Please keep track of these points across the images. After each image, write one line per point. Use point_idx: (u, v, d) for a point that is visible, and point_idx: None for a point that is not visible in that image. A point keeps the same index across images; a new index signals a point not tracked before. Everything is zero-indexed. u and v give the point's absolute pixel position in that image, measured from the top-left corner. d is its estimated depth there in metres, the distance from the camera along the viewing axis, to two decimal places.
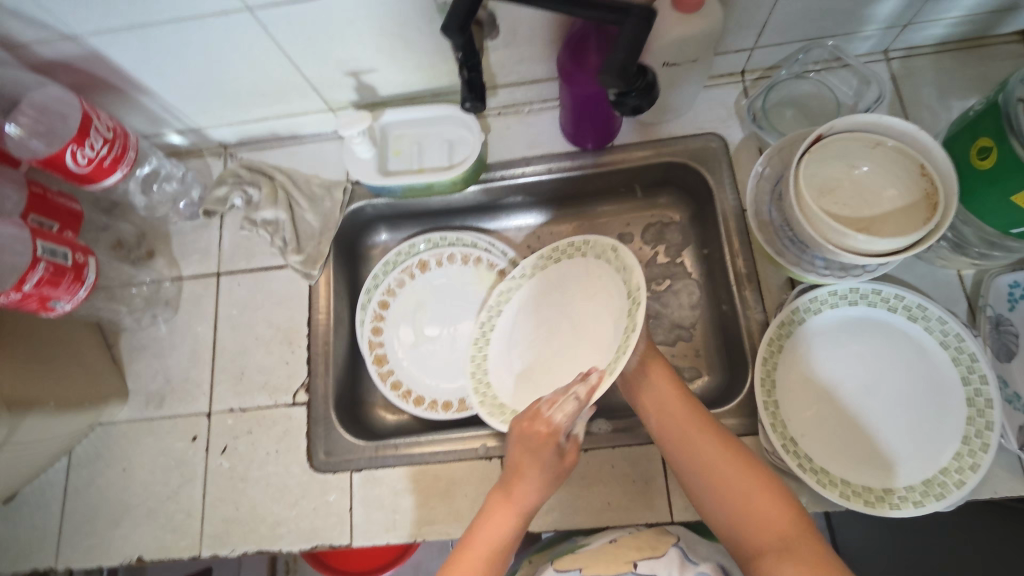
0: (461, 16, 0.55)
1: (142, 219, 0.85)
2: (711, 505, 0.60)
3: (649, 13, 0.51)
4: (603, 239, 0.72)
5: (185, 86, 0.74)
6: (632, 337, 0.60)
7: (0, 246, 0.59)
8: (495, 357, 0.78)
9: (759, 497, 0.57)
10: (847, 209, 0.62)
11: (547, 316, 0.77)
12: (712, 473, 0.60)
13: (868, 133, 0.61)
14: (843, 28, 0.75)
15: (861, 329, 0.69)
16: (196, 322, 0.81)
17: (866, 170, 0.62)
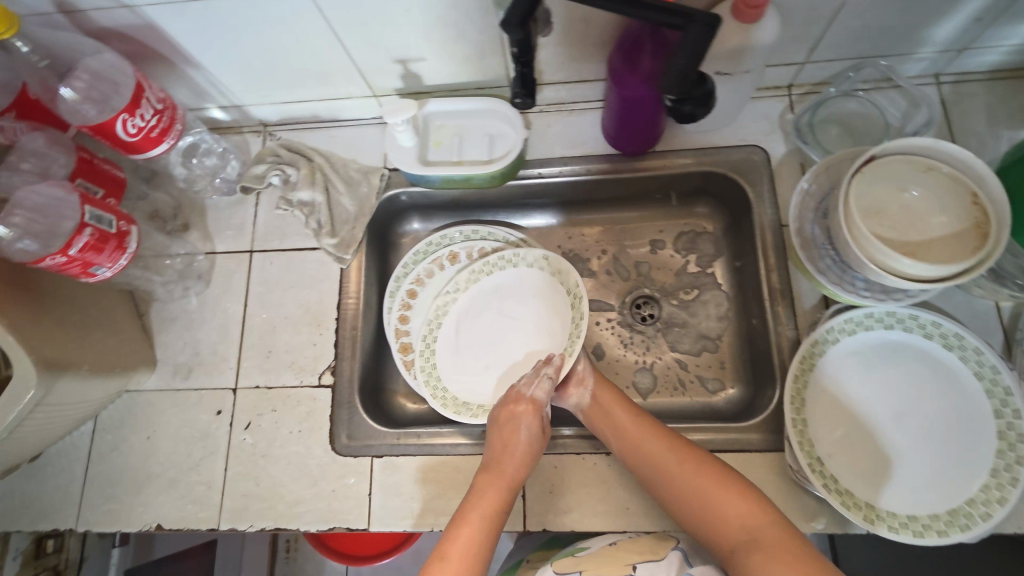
0: (522, 13, 0.55)
1: (179, 191, 0.86)
2: (684, 509, 0.63)
3: (713, 19, 0.50)
4: (533, 251, 0.84)
5: (235, 62, 0.74)
6: (583, 323, 0.77)
7: (51, 209, 0.60)
8: (444, 366, 0.82)
9: (734, 494, 0.60)
10: (893, 232, 0.62)
11: (492, 321, 0.84)
12: (686, 477, 0.63)
13: (920, 156, 0.60)
14: (897, 48, 0.74)
15: (895, 353, 0.68)
16: (226, 297, 0.82)
17: (916, 194, 0.62)
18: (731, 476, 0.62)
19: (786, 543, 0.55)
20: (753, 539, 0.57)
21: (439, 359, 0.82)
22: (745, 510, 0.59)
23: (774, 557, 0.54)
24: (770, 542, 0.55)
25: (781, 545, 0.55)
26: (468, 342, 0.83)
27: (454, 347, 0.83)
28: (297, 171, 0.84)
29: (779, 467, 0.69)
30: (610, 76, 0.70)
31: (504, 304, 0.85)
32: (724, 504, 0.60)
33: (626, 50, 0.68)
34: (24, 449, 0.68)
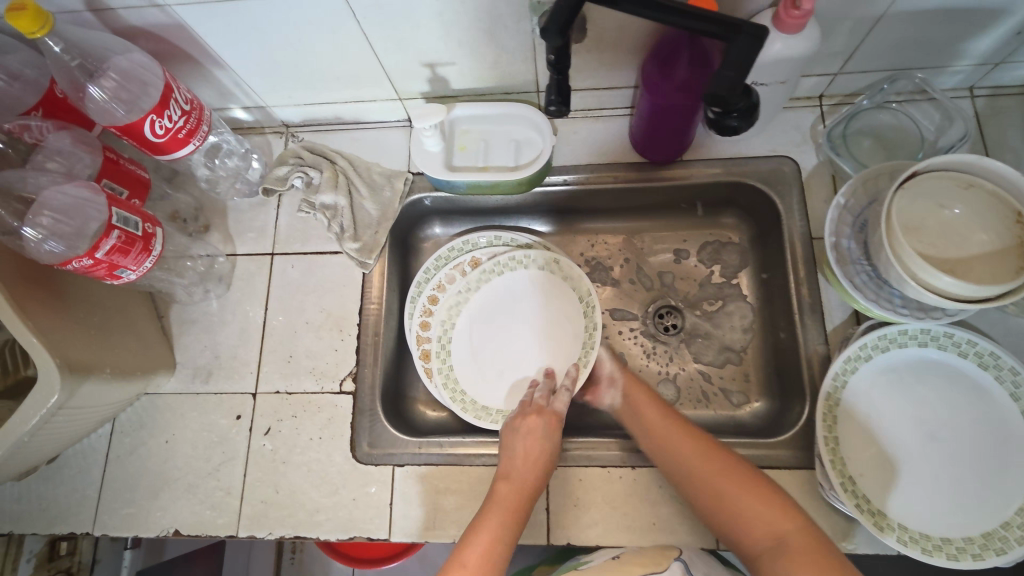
0: (562, 20, 0.54)
1: (200, 192, 0.85)
2: (707, 510, 0.62)
3: (761, 29, 0.49)
4: (544, 252, 0.85)
5: (261, 63, 0.73)
6: (597, 334, 0.78)
7: (76, 208, 0.59)
8: (459, 369, 0.83)
9: (760, 498, 0.59)
10: (934, 249, 0.61)
11: (501, 323, 0.85)
12: (711, 477, 0.62)
13: (962, 173, 0.59)
14: (934, 61, 0.73)
15: (928, 371, 0.67)
16: (247, 300, 0.81)
17: (957, 212, 0.60)
18: (757, 478, 0.61)
19: (814, 550, 0.54)
20: (781, 545, 0.56)
21: (454, 362, 0.83)
22: (770, 515, 0.58)
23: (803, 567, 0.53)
24: (798, 549, 0.55)
25: (810, 554, 0.54)
26: (481, 344, 0.84)
27: (467, 349, 0.84)
28: (321, 173, 0.83)
29: (809, 485, 0.68)
30: (644, 84, 0.69)
31: (512, 308, 0.86)
32: (749, 508, 0.59)
33: (662, 59, 0.66)
34: (44, 451, 0.67)
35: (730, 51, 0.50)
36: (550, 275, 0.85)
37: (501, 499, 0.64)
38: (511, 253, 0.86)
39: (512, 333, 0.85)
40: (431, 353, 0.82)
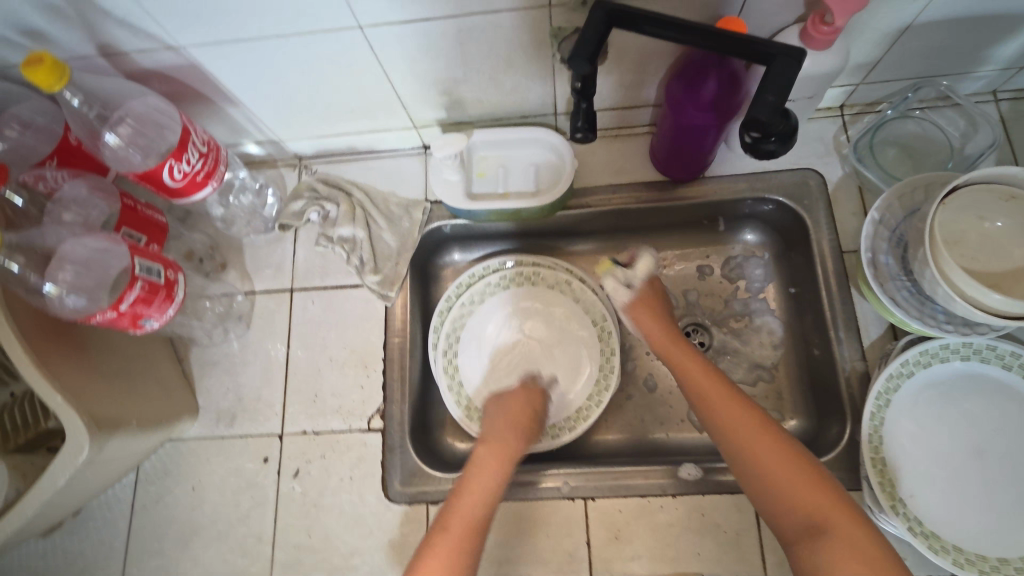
0: (593, 46, 0.53)
1: (215, 230, 0.83)
2: (745, 478, 0.60)
3: (796, 50, 0.48)
4: (557, 270, 0.84)
5: (276, 98, 0.72)
6: (615, 358, 0.79)
7: (97, 260, 0.57)
8: (471, 384, 0.81)
9: (806, 477, 0.57)
10: (975, 263, 0.60)
11: (508, 338, 0.83)
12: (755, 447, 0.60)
13: (1004, 185, 0.58)
14: (958, 68, 0.72)
15: (972, 386, 0.66)
16: (268, 338, 0.79)
17: (999, 225, 0.59)
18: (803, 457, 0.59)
19: (868, 550, 0.51)
20: (823, 534, 0.54)
21: (466, 378, 0.81)
22: (813, 499, 0.56)
23: (846, 560, 0.51)
24: (843, 539, 0.53)
25: (858, 547, 0.52)
26: (490, 359, 0.82)
27: (476, 363, 0.82)
28: (337, 206, 0.82)
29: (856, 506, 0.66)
30: (668, 103, 0.67)
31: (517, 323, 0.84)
32: (792, 485, 0.57)
33: (687, 77, 0.64)
34: (69, 507, 0.66)
35: (771, 71, 0.49)
36: (562, 294, 0.84)
37: (482, 461, 0.66)
38: (522, 268, 0.85)
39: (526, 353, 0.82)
40: (457, 384, 0.80)
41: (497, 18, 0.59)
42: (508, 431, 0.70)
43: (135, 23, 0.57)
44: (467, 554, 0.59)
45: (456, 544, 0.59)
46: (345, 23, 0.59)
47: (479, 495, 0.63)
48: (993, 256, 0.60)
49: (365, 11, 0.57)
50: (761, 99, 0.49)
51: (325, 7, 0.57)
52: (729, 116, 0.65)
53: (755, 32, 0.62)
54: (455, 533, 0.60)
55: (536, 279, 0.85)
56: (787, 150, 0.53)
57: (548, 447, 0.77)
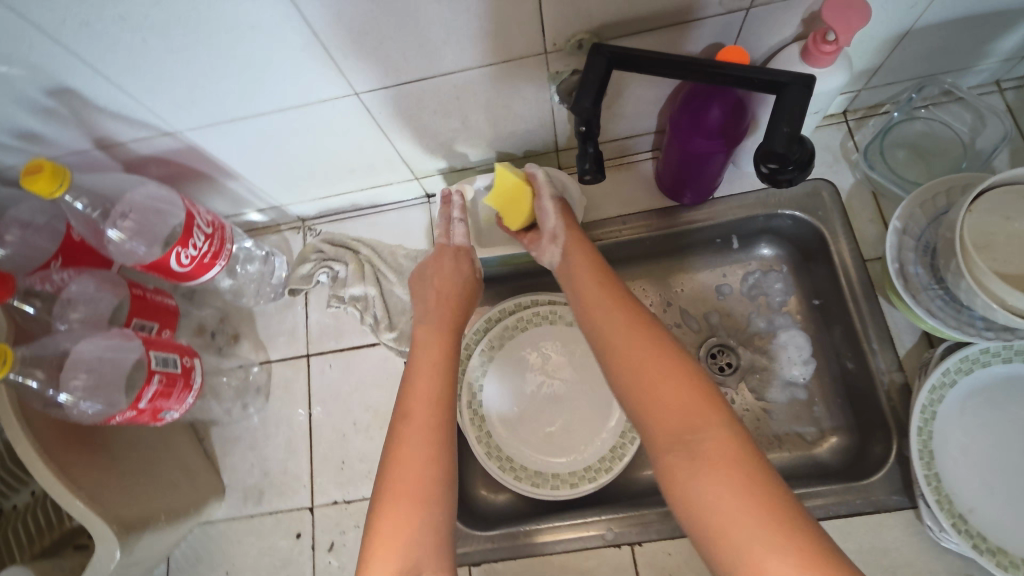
0: (594, 92, 0.53)
1: (225, 302, 0.82)
2: (620, 386, 0.54)
3: (807, 78, 0.48)
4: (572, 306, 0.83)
5: (275, 168, 0.71)
6: None
7: (114, 359, 0.56)
8: (498, 434, 0.78)
9: (679, 379, 0.51)
10: (1012, 266, 0.57)
11: (531, 382, 0.82)
12: (632, 351, 0.55)
13: None
14: (959, 64, 0.71)
15: (1019, 389, 0.63)
16: (289, 408, 0.77)
17: None
18: (685, 362, 0.53)
19: (730, 456, 0.46)
20: (686, 442, 0.48)
21: (493, 428, 0.79)
22: (682, 401, 0.50)
23: (718, 480, 0.45)
24: (710, 449, 0.47)
25: (724, 456, 0.46)
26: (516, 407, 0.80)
27: (501, 412, 0.80)
28: (345, 266, 0.80)
29: (915, 525, 0.64)
30: (672, 132, 0.66)
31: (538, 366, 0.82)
32: (665, 388, 0.51)
33: (692, 106, 0.63)
34: None
35: (782, 100, 0.49)
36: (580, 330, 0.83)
37: (425, 345, 0.63)
38: (535, 308, 0.83)
39: (553, 395, 0.81)
40: (485, 436, 0.78)
41: (494, 69, 0.59)
42: (442, 342, 0.63)
43: (129, 114, 0.57)
44: (430, 493, 0.52)
45: (416, 494, 0.51)
46: (339, 91, 0.58)
47: (428, 377, 0.59)
48: None
49: (359, 76, 0.57)
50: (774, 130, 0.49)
51: (319, 79, 0.56)
52: (734, 142, 0.65)
53: (753, 55, 0.62)
54: (405, 474, 0.53)
55: (550, 318, 0.83)
56: (805, 177, 0.52)
57: (588, 491, 0.73)
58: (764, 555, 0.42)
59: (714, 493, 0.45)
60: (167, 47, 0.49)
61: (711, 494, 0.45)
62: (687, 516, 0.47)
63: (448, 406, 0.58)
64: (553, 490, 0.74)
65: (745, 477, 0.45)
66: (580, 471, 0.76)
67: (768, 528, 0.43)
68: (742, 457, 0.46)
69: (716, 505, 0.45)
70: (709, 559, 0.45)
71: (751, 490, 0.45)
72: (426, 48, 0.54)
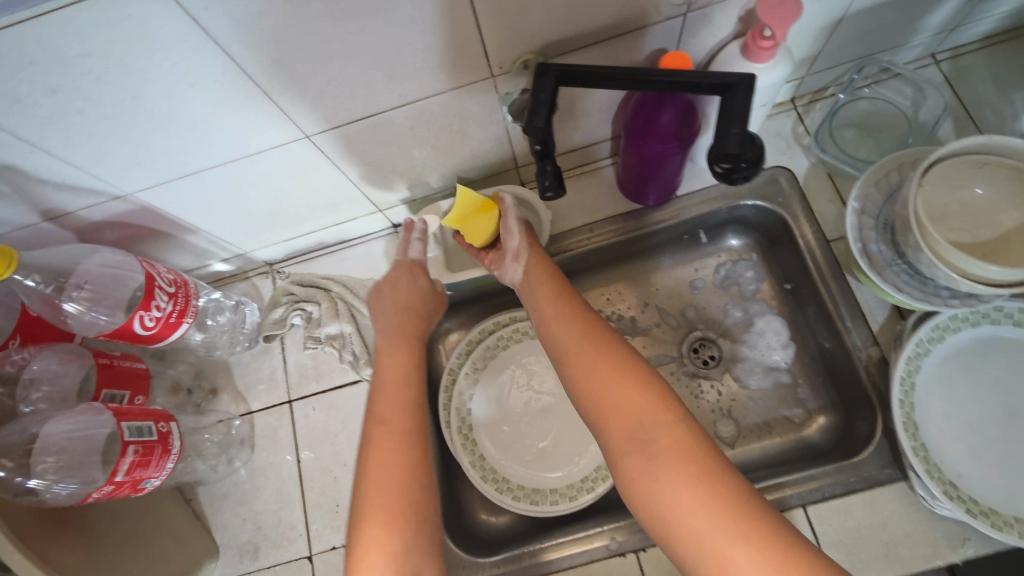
0: (547, 109, 0.53)
1: (198, 357, 0.81)
2: (579, 395, 0.54)
3: (751, 78, 0.50)
4: None
5: (235, 217, 0.70)
6: None
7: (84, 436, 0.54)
8: (491, 455, 0.78)
9: (633, 382, 0.51)
10: (965, 234, 0.59)
11: (519, 399, 0.81)
12: (586, 358, 0.55)
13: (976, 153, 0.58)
14: (893, 42, 0.74)
15: (990, 350, 0.65)
16: (276, 456, 0.76)
17: (981, 192, 0.59)
18: (638, 365, 0.53)
19: (687, 453, 0.47)
20: (645, 443, 0.48)
21: (485, 450, 0.78)
22: (637, 405, 0.50)
23: (675, 476, 0.46)
24: (665, 446, 0.48)
25: (680, 453, 0.47)
26: (506, 426, 0.80)
27: (492, 432, 0.79)
28: (318, 306, 0.79)
29: (909, 496, 0.65)
30: (628, 138, 0.67)
31: (523, 382, 0.82)
32: (619, 392, 0.51)
33: (644, 112, 0.64)
34: None
35: (730, 101, 0.50)
36: None
37: (389, 356, 0.63)
38: (515, 325, 0.83)
39: (541, 410, 0.81)
40: (478, 458, 0.77)
41: (443, 97, 0.59)
42: (406, 357, 0.63)
43: (74, 182, 0.56)
44: (407, 510, 0.50)
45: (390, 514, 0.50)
46: (289, 136, 0.58)
47: (397, 388, 0.59)
48: (981, 224, 0.59)
49: (308, 119, 0.56)
50: (724, 131, 0.49)
51: (266, 126, 0.55)
52: (688, 143, 0.65)
53: (696, 56, 0.63)
54: (387, 483, 0.51)
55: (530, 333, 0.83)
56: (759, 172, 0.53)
57: (587, 502, 0.73)
58: (728, 549, 0.43)
59: (676, 497, 0.45)
60: (106, 111, 0.48)
61: (673, 497, 0.45)
62: (648, 513, 0.47)
63: (418, 417, 0.57)
64: (551, 506, 0.74)
65: (706, 478, 0.45)
66: (577, 481, 0.75)
67: (726, 521, 0.43)
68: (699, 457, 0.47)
69: (678, 505, 0.45)
70: (672, 554, 0.46)
71: (711, 489, 0.45)
72: (371, 84, 0.54)
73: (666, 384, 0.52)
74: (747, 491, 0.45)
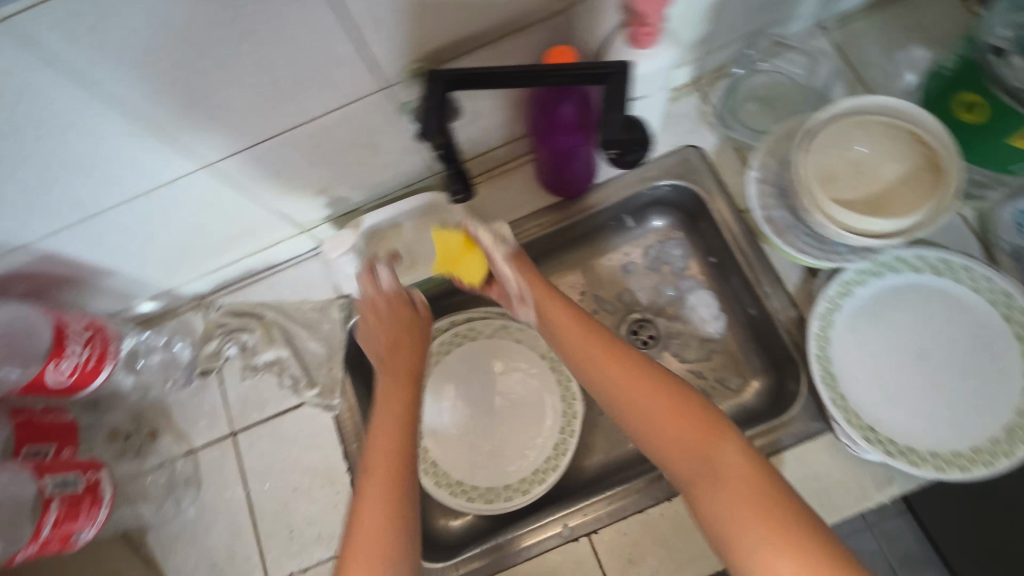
0: (435, 119, 0.54)
1: (134, 401, 0.79)
2: (635, 427, 0.58)
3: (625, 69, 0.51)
4: (490, 319, 0.85)
5: (151, 254, 0.69)
6: (573, 384, 0.79)
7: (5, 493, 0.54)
8: (443, 461, 0.79)
9: (687, 413, 0.56)
10: (854, 191, 0.62)
11: (467, 402, 0.82)
12: (633, 391, 0.59)
13: (855, 115, 0.61)
14: (778, 16, 0.77)
15: (896, 298, 0.69)
16: (224, 490, 0.75)
17: (864, 150, 0.62)
18: (691, 396, 0.57)
19: (751, 477, 0.51)
20: (709, 470, 0.53)
21: (437, 456, 0.79)
22: (691, 434, 0.55)
23: (738, 497, 0.50)
24: (729, 470, 0.52)
25: (742, 475, 0.51)
26: (458, 431, 0.81)
27: (443, 437, 0.80)
28: (252, 333, 0.79)
29: (837, 446, 0.67)
30: (535, 134, 0.69)
31: (470, 385, 0.83)
32: (675, 423, 0.56)
33: (544, 107, 0.65)
34: None
35: (607, 93, 0.52)
36: (502, 340, 0.84)
37: (387, 395, 0.63)
38: (454, 329, 0.84)
39: (491, 410, 0.81)
40: (429, 465, 0.78)
41: (338, 114, 0.59)
42: (400, 388, 0.64)
43: None
44: (391, 542, 0.52)
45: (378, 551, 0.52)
46: (188, 167, 0.58)
47: (394, 432, 0.59)
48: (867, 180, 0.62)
49: (200, 148, 0.56)
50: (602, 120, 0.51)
51: (162, 159, 0.55)
52: (592, 132, 0.67)
53: (586, 47, 0.64)
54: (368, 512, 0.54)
55: (470, 336, 0.84)
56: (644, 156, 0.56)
57: (541, 493, 0.75)
58: (773, 557, 0.47)
59: (741, 514, 0.50)
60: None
61: (740, 516, 0.50)
62: (711, 532, 0.51)
63: (410, 454, 0.58)
64: (505, 502, 0.75)
65: (766, 489, 0.50)
66: (529, 474, 0.77)
67: (779, 534, 0.48)
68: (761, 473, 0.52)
69: (741, 517, 0.49)
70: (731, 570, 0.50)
71: (772, 503, 0.50)
72: (260, 105, 0.54)
73: (719, 412, 0.56)
74: (801, 504, 0.50)
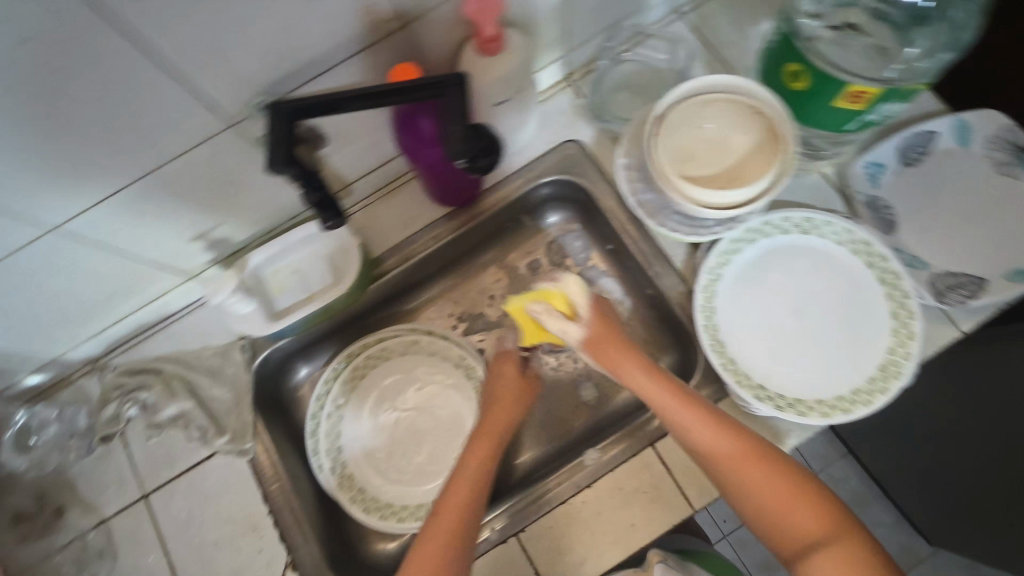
0: (283, 148, 0.53)
1: (33, 480, 0.75)
2: (715, 474, 0.62)
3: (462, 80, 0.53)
4: (403, 333, 0.83)
5: (21, 324, 0.66)
6: None
7: None
8: (370, 486, 0.78)
9: (792, 493, 0.59)
10: (708, 167, 0.66)
11: (388, 423, 0.82)
12: (710, 446, 0.61)
13: (697, 95, 0.65)
14: (630, 7, 0.80)
15: (770, 260, 0.72)
16: (143, 556, 0.72)
17: (710, 126, 0.66)
18: (810, 485, 0.59)
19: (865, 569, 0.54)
20: (822, 550, 0.56)
21: (364, 482, 0.78)
22: (810, 519, 0.58)
23: None
24: (839, 553, 0.55)
25: (855, 565, 0.54)
26: (382, 453, 0.80)
27: (367, 463, 0.79)
28: (151, 391, 0.77)
29: (738, 407, 0.70)
30: (405, 152, 0.70)
31: (389, 405, 0.82)
32: (750, 479, 0.60)
33: (405, 125, 0.67)
34: None
35: (450, 104, 0.53)
36: (416, 355, 0.84)
37: (464, 463, 0.68)
38: (366, 349, 0.82)
39: (412, 427, 0.82)
40: (358, 492, 0.76)
41: (189, 157, 0.58)
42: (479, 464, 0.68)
43: None
44: None
45: None
46: (33, 232, 0.55)
47: (465, 490, 0.65)
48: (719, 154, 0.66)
49: (42, 211, 0.54)
50: (450, 132, 0.53)
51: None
52: None
53: (439, 59, 0.65)
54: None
55: (384, 355, 0.83)
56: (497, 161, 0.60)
57: None
58: None
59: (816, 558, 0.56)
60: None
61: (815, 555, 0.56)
62: None
63: (476, 509, 0.64)
64: None
65: (831, 535, 0.57)
66: None
67: None
68: (829, 524, 0.57)
69: None
70: None
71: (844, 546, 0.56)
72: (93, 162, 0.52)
73: (836, 502, 0.59)
74: None
